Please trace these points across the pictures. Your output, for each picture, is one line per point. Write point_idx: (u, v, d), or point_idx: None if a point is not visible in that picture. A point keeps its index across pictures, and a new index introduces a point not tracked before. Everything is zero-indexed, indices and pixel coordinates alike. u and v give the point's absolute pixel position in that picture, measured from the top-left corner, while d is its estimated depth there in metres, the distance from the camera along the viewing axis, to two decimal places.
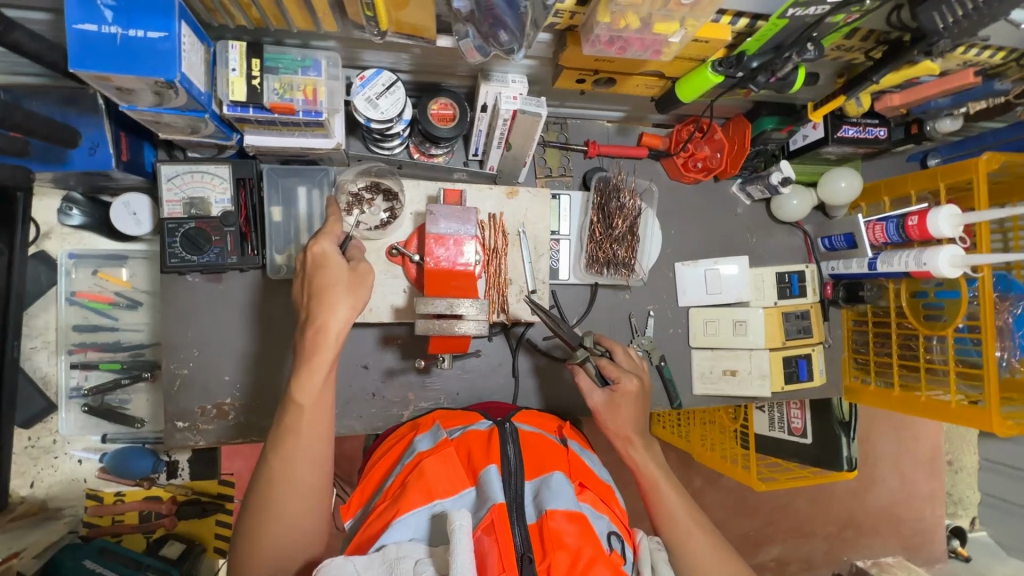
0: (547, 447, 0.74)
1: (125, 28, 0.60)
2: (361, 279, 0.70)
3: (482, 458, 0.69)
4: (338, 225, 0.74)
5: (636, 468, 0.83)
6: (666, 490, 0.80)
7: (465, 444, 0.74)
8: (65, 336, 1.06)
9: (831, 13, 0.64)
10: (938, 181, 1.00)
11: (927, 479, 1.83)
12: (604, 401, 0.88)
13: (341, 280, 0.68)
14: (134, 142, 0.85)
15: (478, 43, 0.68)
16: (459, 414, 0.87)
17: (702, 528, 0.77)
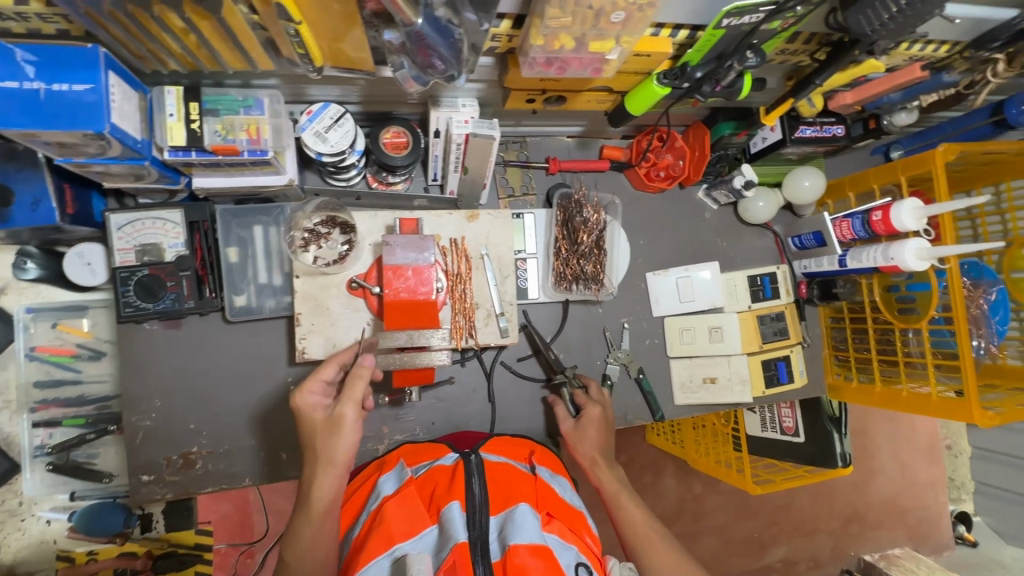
0: (514, 478, 0.73)
1: (48, 83, 0.59)
2: (337, 424, 0.72)
3: (446, 495, 0.68)
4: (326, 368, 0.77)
5: (599, 484, 0.86)
6: (626, 502, 0.82)
7: (429, 483, 0.72)
8: (27, 393, 1.03)
9: (765, 21, 0.64)
10: (899, 175, 1.00)
11: (926, 466, 1.81)
12: (570, 428, 0.93)
13: (317, 432, 0.73)
14: (81, 192, 0.83)
15: (415, 73, 0.67)
16: (425, 448, 0.86)
17: (663, 539, 0.77)
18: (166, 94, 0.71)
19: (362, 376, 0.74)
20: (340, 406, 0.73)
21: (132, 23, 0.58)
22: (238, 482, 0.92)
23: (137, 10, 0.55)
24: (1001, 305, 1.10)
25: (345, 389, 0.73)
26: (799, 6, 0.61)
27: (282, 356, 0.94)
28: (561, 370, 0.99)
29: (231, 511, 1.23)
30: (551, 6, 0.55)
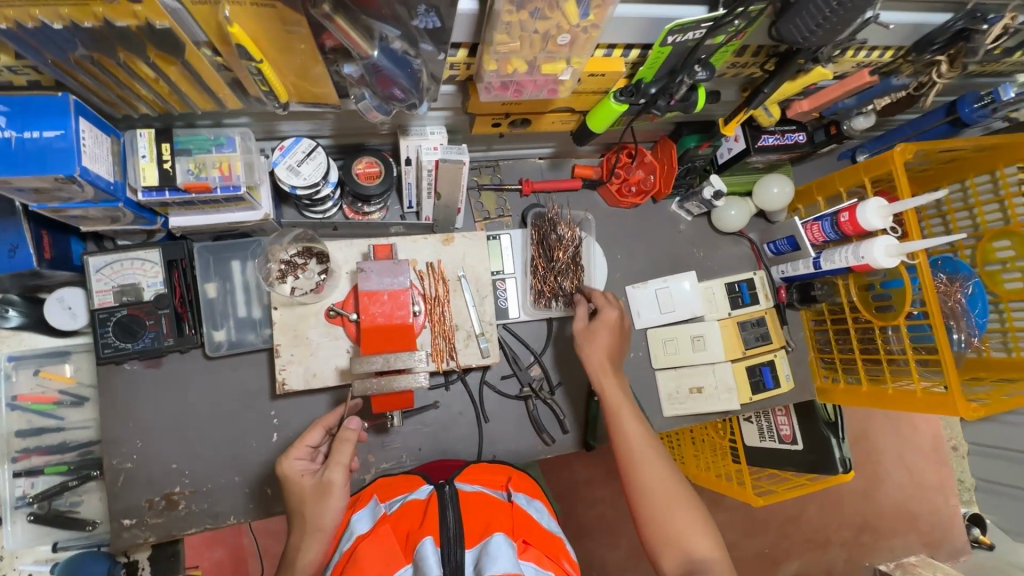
0: (489, 508, 0.74)
1: (19, 131, 0.61)
2: (326, 488, 0.74)
3: (420, 530, 0.70)
4: (309, 435, 0.81)
5: (603, 393, 0.89)
6: (626, 416, 0.86)
7: (403, 521, 0.73)
8: (8, 444, 1.01)
9: (708, 35, 0.65)
10: (862, 176, 1.03)
11: (935, 468, 1.78)
12: (585, 330, 0.94)
13: (307, 499, 0.75)
14: (59, 238, 0.85)
15: (377, 103, 0.69)
16: (400, 480, 0.87)
17: (654, 456, 0.82)
18: (139, 136, 0.73)
19: (348, 438, 0.78)
20: (329, 472, 0.75)
21: (100, 70, 0.60)
22: (222, 522, 0.90)
23: (104, 58, 0.58)
24: (978, 298, 1.11)
25: (333, 454, 0.76)
26: (737, 19, 0.63)
27: (265, 389, 0.94)
28: (527, 384, 1.04)
29: (223, 557, 1.25)
30: (498, 32, 0.58)
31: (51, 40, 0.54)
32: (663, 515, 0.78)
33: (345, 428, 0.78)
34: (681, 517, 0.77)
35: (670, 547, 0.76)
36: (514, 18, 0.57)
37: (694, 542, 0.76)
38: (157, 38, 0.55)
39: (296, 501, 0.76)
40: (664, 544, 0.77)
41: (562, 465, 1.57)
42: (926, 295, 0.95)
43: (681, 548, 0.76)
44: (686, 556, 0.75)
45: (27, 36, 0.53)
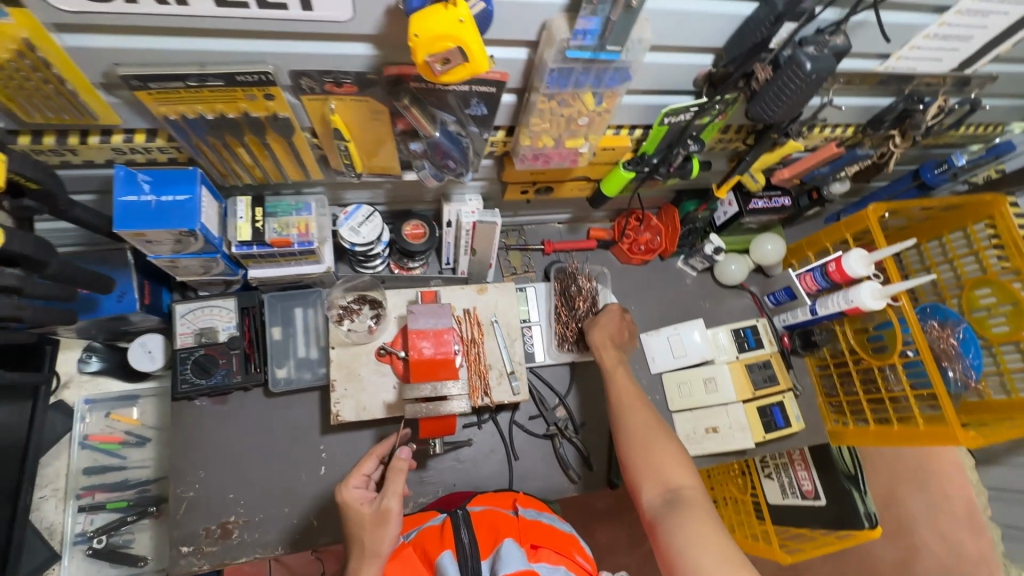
0: (497, 524, 0.82)
1: (159, 195, 0.77)
2: (384, 515, 0.80)
3: (437, 546, 0.78)
4: (365, 464, 0.89)
5: (603, 362, 1.05)
6: (621, 378, 1.02)
7: (421, 543, 0.81)
8: (75, 481, 1.10)
9: (696, 117, 0.83)
10: (845, 232, 1.18)
11: (971, 538, 1.49)
12: (594, 319, 1.12)
13: (366, 526, 0.80)
14: (155, 288, 1.00)
15: (433, 172, 0.87)
16: (417, 516, 0.93)
17: (639, 407, 0.97)
18: (238, 203, 0.89)
19: (400, 468, 0.84)
20: (386, 500, 0.81)
21: (226, 148, 0.77)
22: (271, 552, 0.96)
23: (232, 139, 0.75)
24: (970, 342, 1.16)
25: (387, 484, 0.83)
26: (717, 106, 0.80)
27: (315, 425, 1.03)
28: (555, 422, 1.12)
29: None
30: (533, 116, 0.76)
31: (200, 128, 0.71)
32: (644, 451, 0.89)
33: (396, 458, 0.85)
34: (661, 453, 0.89)
35: (649, 477, 0.87)
36: (546, 106, 0.74)
37: (670, 473, 0.86)
38: (277, 125, 0.73)
39: (355, 529, 0.81)
40: (644, 475, 0.87)
41: (585, 531, 1.60)
42: (915, 333, 1.06)
43: (659, 477, 0.86)
44: (663, 485, 0.85)
45: (185, 124, 0.70)
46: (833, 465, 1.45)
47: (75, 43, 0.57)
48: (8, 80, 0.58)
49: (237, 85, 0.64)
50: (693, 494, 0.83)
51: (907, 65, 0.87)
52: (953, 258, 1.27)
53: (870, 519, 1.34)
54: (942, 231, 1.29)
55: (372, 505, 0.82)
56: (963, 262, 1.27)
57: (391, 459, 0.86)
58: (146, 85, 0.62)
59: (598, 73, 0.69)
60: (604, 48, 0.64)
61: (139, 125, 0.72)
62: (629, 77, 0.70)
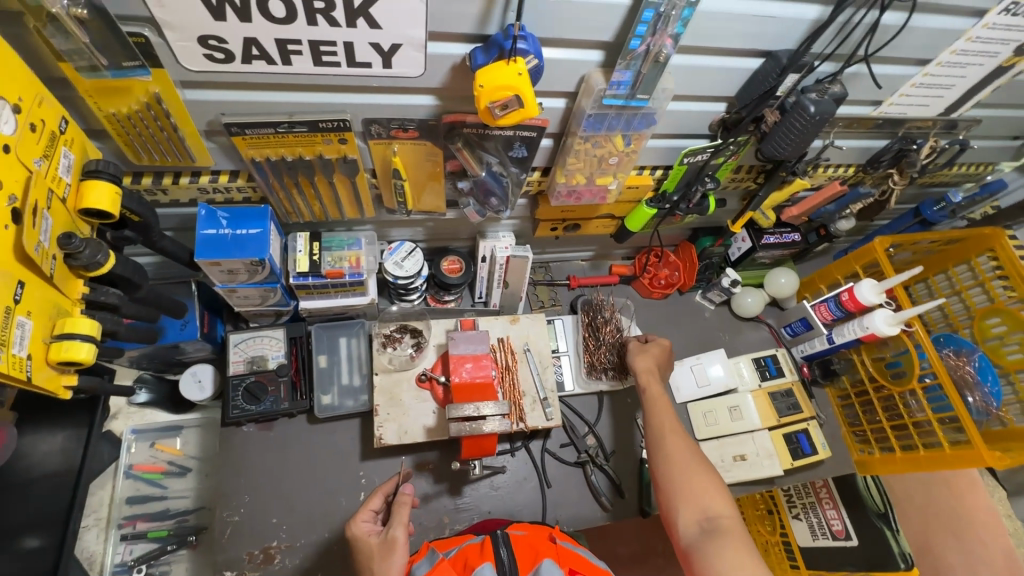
0: (537, 545, 0.80)
1: (235, 229, 0.87)
2: (391, 543, 0.79)
3: (476, 558, 0.77)
4: (375, 499, 0.88)
5: (645, 386, 1.05)
6: (660, 403, 1.01)
7: (460, 557, 0.79)
8: (118, 510, 1.14)
9: (712, 157, 0.93)
10: (853, 264, 1.25)
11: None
12: (636, 347, 1.13)
13: (374, 557, 0.79)
14: (213, 319, 1.07)
15: (477, 208, 0.97)
16: (451, 540, 0.90)
17: (677, 431, 0.96)
18: (298, 238, 0.98)
19: (404, 500, 0.84)
20: (392, 529, 0.80)
21: (296, 187, 0.87)
22: None
23: (303, 179, 0.85)
24: (987, 369, 1.19)
25: (394, 515, 0.82)
26: (730, 147, 0.91)
27: (356, 451, 1.07)
28: (585, 450, 1.14)
29: None
30: (570, 156, 0.86)
31: (278, 169, 0.81)
32: (681, 477, 0.89)
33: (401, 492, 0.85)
34: (698, 481, 0.88)
35: (687, 504, 0.86)
36: (581, 147, 0.84)
37: (708, 500, 0.86)
38: (345, 166, 0.83)
39: (364, 560, 0.80)
40: (680, 500, 0.87)
41: None
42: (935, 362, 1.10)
43: (697, 504, 0.86)
44: (701, 513, 0.85)
45: (267, 165, 0.80)
46: (862, 503, 1.44)
47: (194, 97, 0.69)
48: (133, 127, 0.69)
49: (318, 131, 0.75)
50: (730, 524, 0.83)
51: (899, 109, 0.97)
52: (960, 290, 1.33)
53: (905, 560, 1.32)
54: (947, 265, 1.36)
55: (380, 536, 0.81)
56: (971, 293, 1.32)
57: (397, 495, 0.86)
58: (243, 131, 0.72)
59: (627, 119, 0.79)
60: (635, 96, 0.74)
61: (225, 167, 0.83)
62: (655, 121, 0.80)
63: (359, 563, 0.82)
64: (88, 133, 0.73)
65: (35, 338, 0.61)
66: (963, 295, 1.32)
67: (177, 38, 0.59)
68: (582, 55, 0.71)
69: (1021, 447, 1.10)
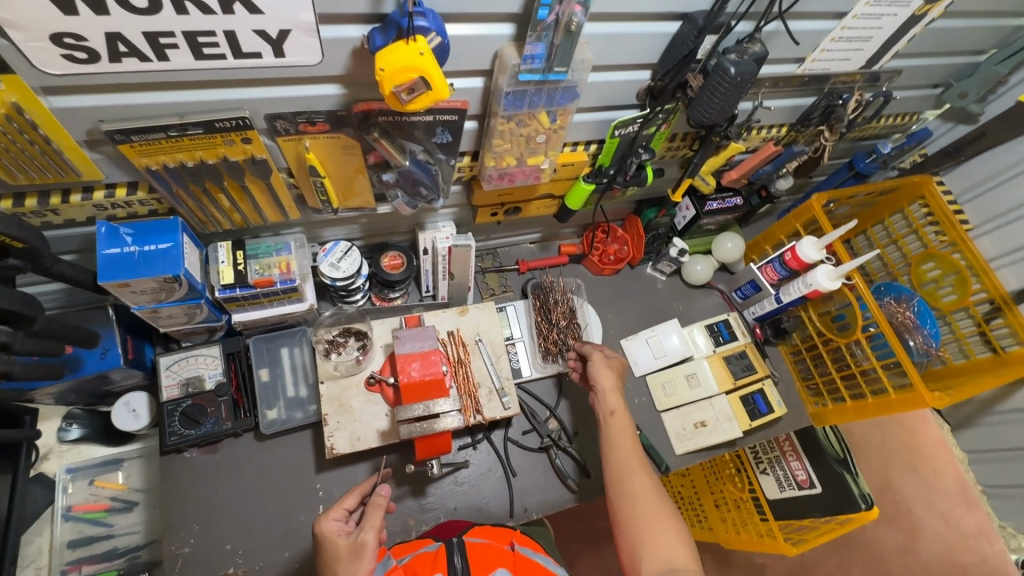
0: (495, 554, 0.77)
1: (142, 245, 0.80)
2: (359, 550, 0.74)
3: (428, 570, 0.74)
4: (347, 498, 0.81)
5: (613, 411, 1.00)
6: (625, 437, 0.97)
7: (413, 565, 0.76)
8: (59, 557, 1.08)
9: (642, 128, 0.91)
10: (794, 223, 1.28)
11: (968, 512, 1.52)
12: (601, 360, 1.07)
13: (340, 560, 0.73)
14: (138, 343, 1.00)
15: (407, 200, 0.92)
16: (411, 543, 0.88)
17: (644, 472, 0.93)
18: (219, 248, 0.92)
19: (379, 502, 0.79)
20: (363, 534, 0.75)
21: (205, 195, 0.80)
22: None
23: (211, 186, 0.79)
24: (925, 313, 1.23)
25: (366, 518, 0.77)
26: (659, 116, 0.90)
27: (310, 464, 1.03)
28: (547, 434, 1.13)
29: None
30: (495, 138, 0.82)
31: (181, 177, 0.75)
32: (646, 523, 0.87)
33: (375, 493, 0.79)
34: (662, 529, 0.87)
35: (651, 554, 0.84)
36: (506, 128, 0.81)
37: (673, 552, 0.84)
38: (255, 168, 0.77)
39: (327, 561, 0.74)
40: (645, 547, 0.85)
41: (591, 554, 1.57)
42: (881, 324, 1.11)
43: (662, 554, 0.84)
44: (665, 564, 0.83)
45: (166, 173, 0.74)
46: (823, 452, 1.49)
47: (61, 104, 0.62)
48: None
49: (216, 132, 0.69)
50: None
51: (823, 65, 0.97)
52: (896, 237, 1.36)
53: (865, 501, 1.31)
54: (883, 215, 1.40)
55: (349, 539, 0.75)
56: (906, 239, 1.36)
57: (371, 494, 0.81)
58: (129, 139, 0.66)
59: (548, 94, 0.76)
60: (552, 69, 0.71)
61: (120, 179, 0.76)
62: (577, 95, 0.78)
63: (320, 562, 0.75)
64: None
65: None
66: (900, 242, 1.35)
67: (27, 38, 0.53)
68: (491, 30, 0.67)
69: (961, 385, 1.16)
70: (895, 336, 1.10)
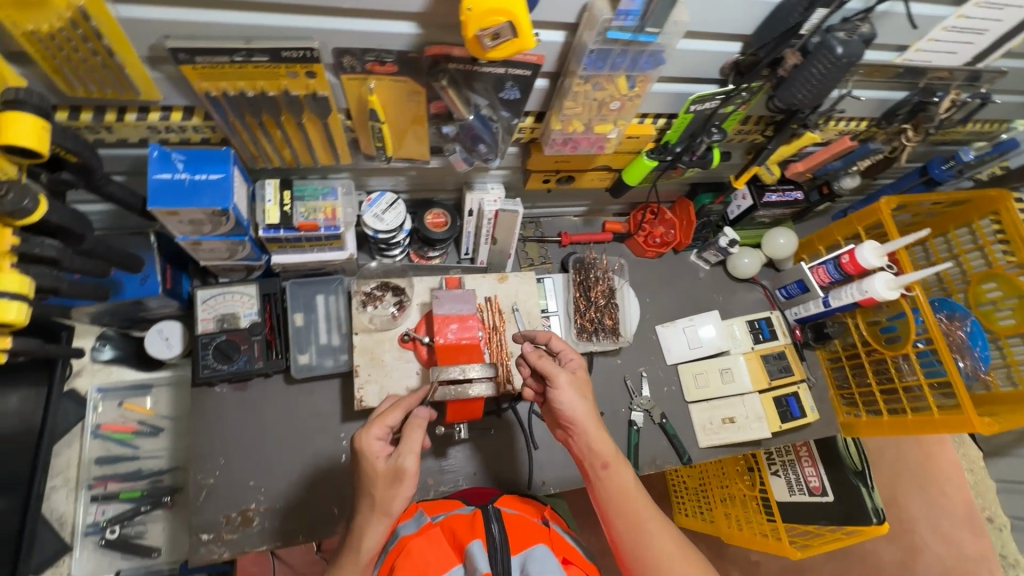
0: (530, 528, 0.77)
1: (192, 173, 0.77)
2: (399, 476, 0.67)
3: (467, 534, 0.74)
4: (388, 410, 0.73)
5: (603, 464, 0.78)
6: (625, 497, 0.77)
7: (449, 525, 0.77)
8: (87, 471, 1.11)
9: (721, 105, 0.84)
10: (856, 226, 1.21)
11: (974, 539, 1.54)
12: (568, 385, 0.81)
13: (377, 482, 0.67)
14: (177, 274, 0.99)
15: (464, 156, 0.88)
16: (440, 502, 0.89)
17: (659, 530, 0.74)
18: (267, 185, 0.89)
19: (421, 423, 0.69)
20: (402, 459, 0.67)
21: (260, 128, 0.77)
22: (291, 541, 0.94)
23: (269, 119, 0.76)
24: (978, 334, 1.16)
25: (405, 440, 0.69)
26: (743, 94, 0.83)
27: (336, 413, 1.03)
28: None
29: None
30: (568, 99, 0.77)
31: (238, 106, 0.72)
32: None
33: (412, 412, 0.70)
34: None
35: None
36: (581, 89, 0.76)
37: None
38: (315, 104, 0.73)
39: (363, 478, 0.68)
40: None
41: (591, 531, 1.56)
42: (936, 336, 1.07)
43: None
44: None
45: (224, 101, 0.71)
46: (841, 460, 1.41)
47: (128, 14, 0.59)
48: (62, 52, 0.59)
49: (282, 61, 0.65)
50: None
51: (923, 57, 0.89)
52: (960, 253, 1.27)
53: (878, 514, 1.29)
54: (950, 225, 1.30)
55: (387, 462, 0.68)
56: (971, 257, 1.26)
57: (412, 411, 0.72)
58: (193, 59, 0.63)
59: (634, 57, 0.71)
60: (644, 30, 0.66)
61: (177, 102, 0.73)
62: (662, 62, 0.72)
63: (357, 476, 0.70)
64: (8, 56, 0.63)
65: None
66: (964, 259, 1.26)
67: None
68: None
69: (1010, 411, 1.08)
70: (949, 356, 1.05)
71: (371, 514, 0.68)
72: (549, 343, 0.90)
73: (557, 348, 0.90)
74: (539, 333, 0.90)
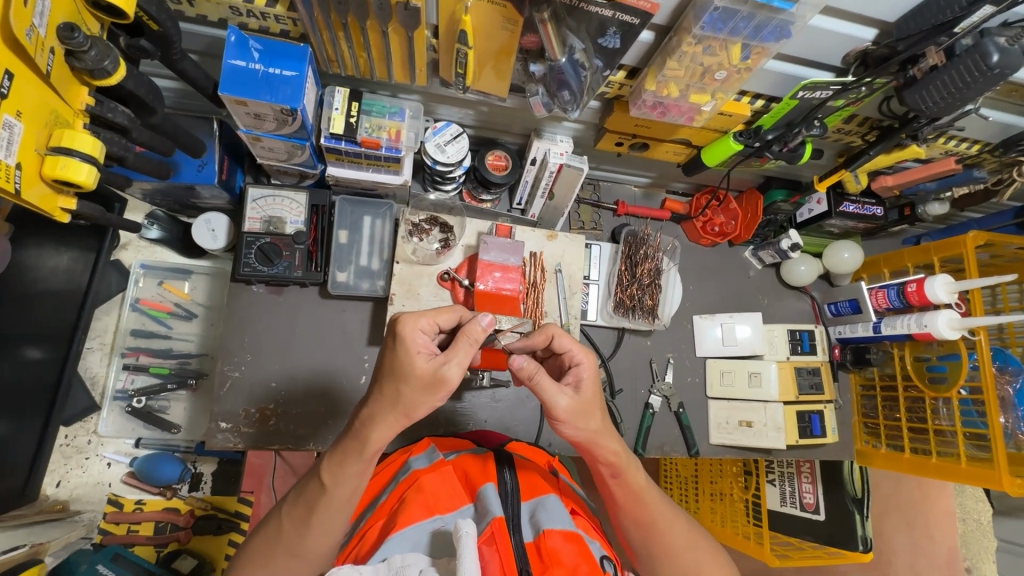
0: (542, 480, 0.79)
1: (266, 66, 0.74)
2: (438, 383, 0.64)
3: (479, 476, 0.77)
4: (443, 311, 0.70)
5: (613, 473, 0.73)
6: (637, 503, 0.74)
7: (461, 465, 0.81)
8: (122, 339, 1.17)
9: (833, 97, 0.75)
10: (932, 255, 1.12)
11: None
12: (570, 406, 0.70)
13: (413, 381, 0.64)
14: (233, 166, 0.99)
15: (545, 100, 0.84)
16: (450, 442, 0.93)
17: (671, 522, 0.74)
18: (336, 93, 0.86)
19: (475, 338, 0.67)
20: (447, 367, 0.64)
21: (342, 29, 0.73)
22: (302, 446, 0.98)
23: (353, 21, 0.71)
24: None
25: (454, 349, 0.66)
26: (863, 88, 0.74)
27: (363, 334, 1.04)
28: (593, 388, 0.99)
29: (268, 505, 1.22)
30: (672, 59, 0.71)
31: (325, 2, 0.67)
32: None
33: (474, 324, 0.67)
34: None
35: None
36: (689, 50, 0.70)
37: None
38: (405, 15, 0.68)
39: (398, 370, 0.64)
40: None
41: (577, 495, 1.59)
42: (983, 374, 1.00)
43: None
44: None
45: None
46: (841, 483, 1.33)
47: None
48: None
49: None
50: None
51: None
52: None
53: (865, 543, 1.26)
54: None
55: (430, 363, 0.64)
56: None
57: (467, 324, 0.68)
58: None
59: (757, 24, 0.65)
60: None
61: None
62: (788, 36, 0.65)
63: (388, 365, 0.66)
64: None
65: (26, 146, 0.56)
66: None
67: None
68: None
69: None
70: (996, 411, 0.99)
71: (390, 410, 0.65)
72: (551, 343, 0.75)
73: (562, 348, 0.75)
74: (540, 336, 0.75)
